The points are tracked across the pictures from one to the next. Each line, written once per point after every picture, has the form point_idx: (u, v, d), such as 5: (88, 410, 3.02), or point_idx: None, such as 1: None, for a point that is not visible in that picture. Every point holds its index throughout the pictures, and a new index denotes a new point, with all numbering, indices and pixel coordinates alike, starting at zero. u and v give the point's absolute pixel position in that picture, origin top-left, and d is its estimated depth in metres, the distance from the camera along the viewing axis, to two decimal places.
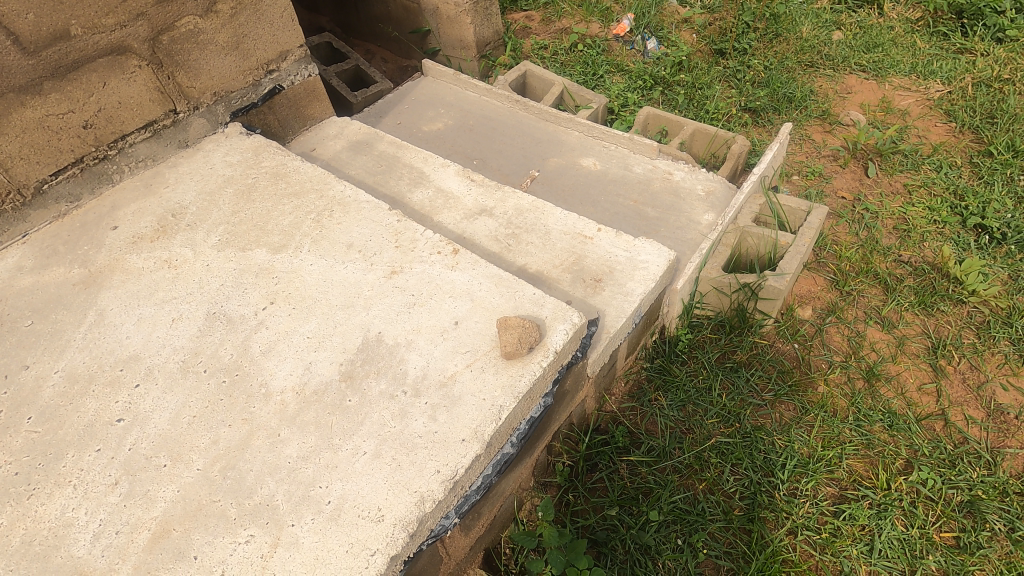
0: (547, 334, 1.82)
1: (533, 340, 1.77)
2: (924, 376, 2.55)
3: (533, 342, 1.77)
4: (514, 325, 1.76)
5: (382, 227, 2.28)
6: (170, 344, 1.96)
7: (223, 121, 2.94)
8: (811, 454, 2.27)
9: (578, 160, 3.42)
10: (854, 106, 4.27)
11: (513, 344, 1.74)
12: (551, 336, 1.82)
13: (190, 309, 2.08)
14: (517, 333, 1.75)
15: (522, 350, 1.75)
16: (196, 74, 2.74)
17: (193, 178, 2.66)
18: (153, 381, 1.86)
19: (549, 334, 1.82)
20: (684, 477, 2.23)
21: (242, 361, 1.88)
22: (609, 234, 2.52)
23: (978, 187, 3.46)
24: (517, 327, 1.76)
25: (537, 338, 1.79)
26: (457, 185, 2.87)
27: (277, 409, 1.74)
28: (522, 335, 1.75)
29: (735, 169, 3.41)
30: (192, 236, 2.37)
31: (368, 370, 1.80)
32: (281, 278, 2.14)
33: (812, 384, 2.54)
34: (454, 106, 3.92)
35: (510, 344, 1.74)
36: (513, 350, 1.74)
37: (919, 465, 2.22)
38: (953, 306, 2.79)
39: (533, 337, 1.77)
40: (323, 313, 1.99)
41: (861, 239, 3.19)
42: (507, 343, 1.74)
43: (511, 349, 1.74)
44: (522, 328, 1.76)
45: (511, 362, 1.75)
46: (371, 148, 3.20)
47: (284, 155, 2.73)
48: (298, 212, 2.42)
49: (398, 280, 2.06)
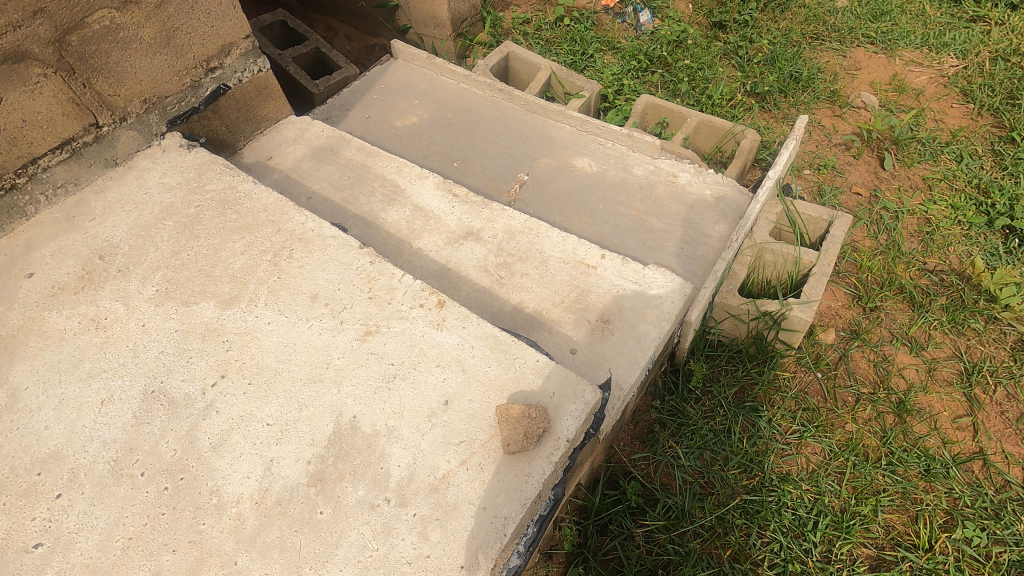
0: (556, 419, 1.52)
1: (540, 431, 1.48)
2: (958, 408, 2.33)
3: (540, 433, 1.48)
4: (517, 416, 1.47)
5: (352, 271, 1.92)
6: (99, 437, 1.62)
7: (159, 132, 2.50)
8: (843, 509, 2.05)
9: (571, 160, 3.04)
10: (864, 86, 3.90)
11: (517, 439, 1.45)
12: (560, 422, 1.52)
13: (122, 386, 1.73)
14: (522, 425, 1.46)
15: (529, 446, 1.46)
16: (119, 79, 2.29)
17: (124, 207, 2.24)
18: (79, 490, 1.53)
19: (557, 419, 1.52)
20: (705, 543, 2.00)
21: (187, 460, 1.56)
22: (614, 261, 2.20)
23: (1002, 180, 3.18)
24: (522, 417, 1.47)
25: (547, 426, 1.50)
26: (437, 200, 2.49)
27: (232, 527, 1.44)
28: (527, 429, 1.46)
29: (745, 167, 3.08)
30: (125, 285, 1.99)
31: (341, 471, 1.50)
32: (233, 342, 1.79)
33: (839, 421, 2.29)
34: (429, 96, 3.47)
35: (514, 441, 1.45)
36: (517, 447, 1.45)
37: (961, 518, 2.02)
38: (986, 324, 2.56)
39: (540, 429, 1.47)
40: (285, 392, 1.66)
41: (882, 244, 2.92)
42: (511, 440, 1.45)
43: (514, 445, 1.45)
44: (527, 418, 1.47)
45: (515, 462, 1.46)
46: (337, 156, 2.78)
47: (233, 176, 2.32)
48: (251, 251, 2.04)
49: (373, 344, 1.73)
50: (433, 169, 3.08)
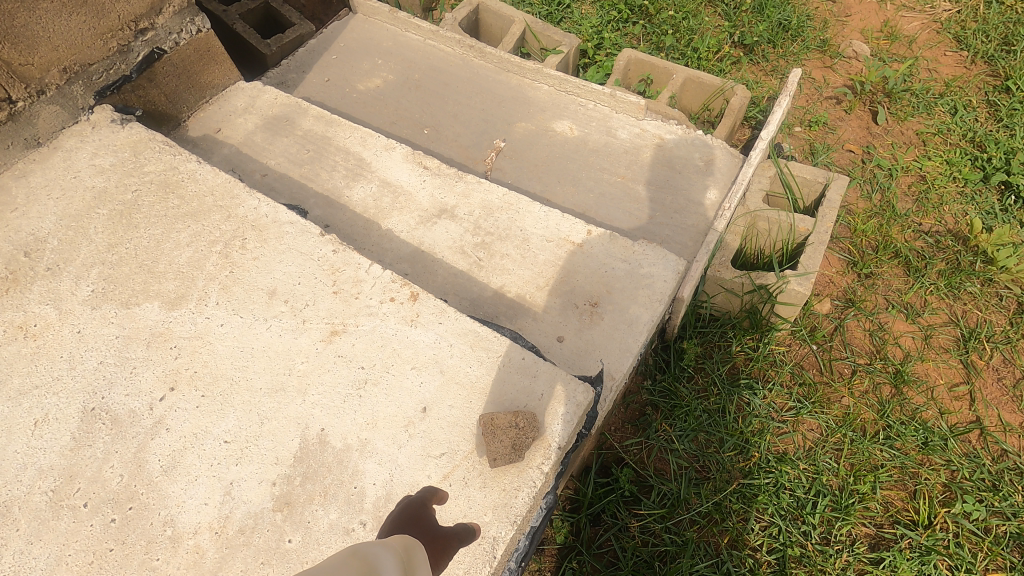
0: (545, 426, 1.39)
1: (528, 442, 1.34)
2: (954, 376, 2.27)
3: (530, 442, 1.35)
4: (502, 426, 1.33)
5: (313, 262, 1.72)
6: (34, 464, 1.44)
7: (87, 105, 2.21)
8: (841, 488, 1.99)
9: (550, 124, 2.82)
10: (855, 33, 3.68)
11: (502, 453, 1.32)
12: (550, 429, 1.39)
13: (58, 404, 1.54)
14: (509, 436, 1.33)
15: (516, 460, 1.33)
16: (31, 46, 1.99)
17: (50, 193, 1.98)
18: (13, 527, 1.36)
19: (545, 424, 1.39)
20: (702, 530, 1.93)
21: (136, 486, 1.39)
22: (602, 237, 2.02)
23: (997, 133, 3.05)
24: (508, 427, 1.33)
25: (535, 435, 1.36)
26: (405, 173, 2.25)
27: (190, 561, 1.30)
28: (513, 440, 1.32)
29: (735, 126, 2.90)
30: (55, 285, 1.75)
31: (310, 492, 1.35)
32: (182, 348, 1.60)
33: (835, 395, 2.22)
34: (394, 55, 3.18)
35: (499, 453, 1.32)
36: (503, 461, 1.32)
37: (960, 491, 1.97)
38: (982, 287, 2.48)
39: (528, 440, 1.34)
40: (244, 404, 1.49)
41: (876, 205, 2.80)
42: (495, 452, 1.32)
43: (500, 458, 1.32)
44: (514, 428, 1.33)
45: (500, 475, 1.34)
46: (294, 126, 2.51)
47: (173, 154, 2.07)
48: (197, 243, 1.82)
49: (340, 346, 1.56)
50: (401, 138, 2.84)
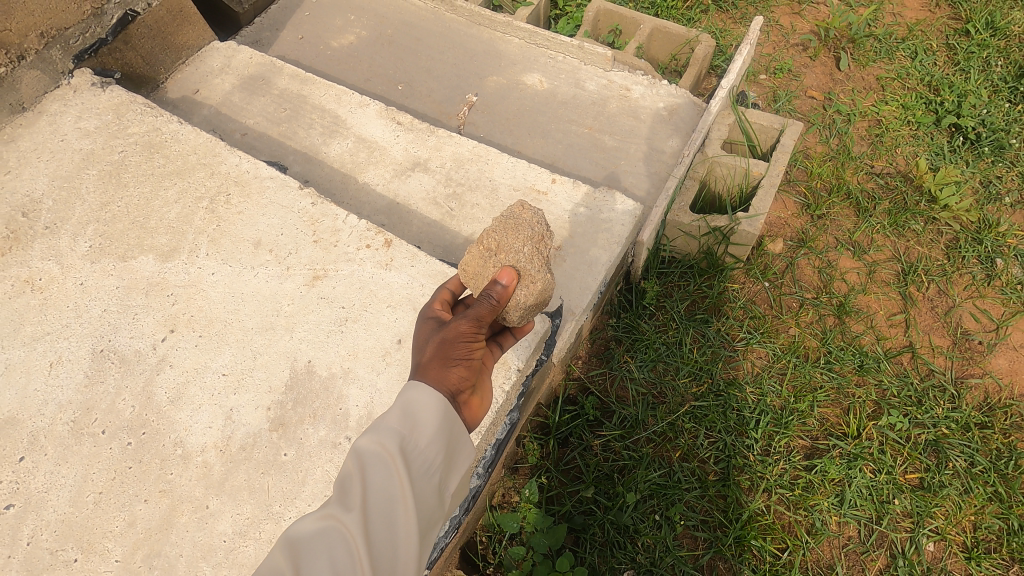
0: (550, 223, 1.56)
1: (519, 250, 1.47)
2: (893, 306, 2.47)
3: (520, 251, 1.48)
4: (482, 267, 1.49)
5: (294, 214, 1.87)
6: (54, 400, 1.61)
7: (67, 69, 2.24)
8: (783, 407, 2.22)
9: (521, 78, 2.90)
10: None
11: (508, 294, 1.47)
12: (538, 224, 1.51)
13: (70, 348, 1.70)
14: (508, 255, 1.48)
15: (529, 291, 1.46)
16: (7, 12, 2.04)
17: (40, 157, 2.05)
18: (41, 452, 1.55)
19: (528, 214, 1.50)
20: (658, 447, 2.16)
21: (147, 415, 1.58)
22: (565, 185, 2.16)
23: (953, 76, 3.16)
24: (485, 261, 1.48)
25: (524, 236, 1.47)
26: (379, 129, 2.36)
27: (200, 474, 1.49)
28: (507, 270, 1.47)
29: (699, 76, 2.99)
30: (55, 242, 1.87)
31: (301, 414, 1.55)
32: (178, 295, 1.76)
33: (783, 326, 2.42)
34: (367, 11, 3.20)
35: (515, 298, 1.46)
36: (531, 305, 1.48)
37: (888, 407, 2.21)
38: (925, 225, 2.65)
39: (515, 248, 1.46)
40: (237, 342, 1.66)
41: (833, 149, 2.93)
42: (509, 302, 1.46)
43: (525, 309, 1.48)
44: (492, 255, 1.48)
45: (523, 312, 1.48)
46: (270, 85, 2.57)
47: (155, 115, 2.16)
48: (185, 199, 1.95)
49: (323, 289, 1.72)
50: (376, 95, 2.92)
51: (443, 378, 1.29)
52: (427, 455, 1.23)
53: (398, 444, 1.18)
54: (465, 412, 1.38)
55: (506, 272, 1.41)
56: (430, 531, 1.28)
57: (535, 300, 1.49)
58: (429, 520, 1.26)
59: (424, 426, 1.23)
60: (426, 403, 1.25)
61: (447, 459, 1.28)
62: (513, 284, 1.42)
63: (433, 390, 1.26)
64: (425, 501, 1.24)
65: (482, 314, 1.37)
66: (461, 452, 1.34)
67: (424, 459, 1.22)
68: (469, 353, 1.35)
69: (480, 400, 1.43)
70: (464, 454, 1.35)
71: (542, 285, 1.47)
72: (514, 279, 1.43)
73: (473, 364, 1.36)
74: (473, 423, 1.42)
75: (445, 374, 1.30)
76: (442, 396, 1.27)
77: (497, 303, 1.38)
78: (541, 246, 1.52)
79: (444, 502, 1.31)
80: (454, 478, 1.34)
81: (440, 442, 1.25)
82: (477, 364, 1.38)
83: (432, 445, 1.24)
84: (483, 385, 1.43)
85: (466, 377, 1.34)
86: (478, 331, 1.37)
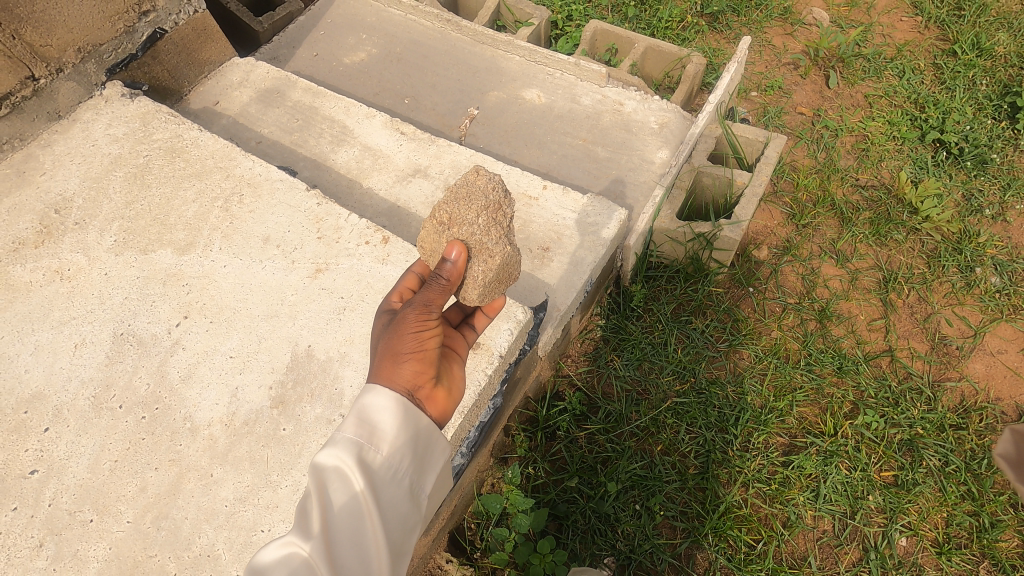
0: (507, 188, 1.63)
1: (472, 222, 1.56)
2: (873, 312, 2.56)
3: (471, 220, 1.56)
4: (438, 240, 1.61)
5: (301, 213, 2.02)
6: (77, 377, 1.77)
7: (99, 81, 2.42)
8: (763, 406, 2.31)
9: (520, 93, 3.06)
10: (818, 1, 3.80)
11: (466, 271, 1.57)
12: (492, 192, 1.59)
13: (93, 331, 1.85)
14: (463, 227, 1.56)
15: (486, 266, 1.55)
16: (49, 29, 2.18)
17: (73, 160, 2.23)
18: (64, 424, 1.70)
19: (482, 179, 1.57)
20: (640, 441, 2.26)
21: (160, 391, 1.73)
22: (555, 192, 2.30)
23: (939, 94, 3.27)
24: (439, 235, 1.60)
25: (477, 206, 1.56)
26: (384, 139, 2.52)
27: (206, 445, 1.65)
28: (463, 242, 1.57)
29: (690, 92, 3.13)
30: (83, 237, 2.04)
31: (300, 393, 1.69)
32: (192, 285, 1.91)
33: (766, 330, 2.52)
34: (378, 30, 3.40)
35: (472, 274, 1.56)
36: (490, 279, 1.57)
37: (865, 407, 2.29)
38: (907, 235, 2.75)
39: (468, 219, 1.56)
40: (244, 328, 1.81)
41: (820, 163, 3.04)
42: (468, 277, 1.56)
43: (484, 285, 1.57)
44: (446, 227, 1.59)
45: (482, 286, 1.57)
46: (284, 97, 2.76)
47: (178, 124, 2.34)
48: (202, 199, 2.11)
49: (324, 281, 1.87)
50: (383, 108, 3.10)
51: (396, 375, 1.34)
52: (389, 461, 1.29)
53: (353, 459, 1.25)
54: (432, 408, 1.42)
55: (453, 247, 1.49)
56: (407, 533, 1.35)
57: (496, 273, 1.58)
58: (404, 523, 1.33)
59: (381, 432, 1.29)
60: (381, 407, 1.31)
61: (414, 460, 1.34)
62: (462, 258, 1.50)
63: (387, 391, 1.32)
64: (395, 507, 1.30)
65: (430, 299, 1.42)
66: (431, 448, 1.40)
67: (385, 467, 1.28)
68: (421, 345, 1.38)
69: (448, 392, 1.47)
70: (434, 450, 1.41)
71: (501, 257, 1.56)
72: (462, 253, 1.51)
73: (428, 357, 1.39)
74: (441, 418, 1.46)
75: (397, 371, 1.35)
76: (396, 393, 1.32)
77: (445, 284, 1.46)
78: (497, 215, 1.61)
79: (419, 500, 1.38)
80: (427, 475, 1.40)
81: (401, 446, 1.31)
82: (434, 355, 1.41)
83: (394, 450, 1.30)
84: (445, 378, 1.47)
85: (421, 371, 1.38)
86: (430, 318, 1.41)
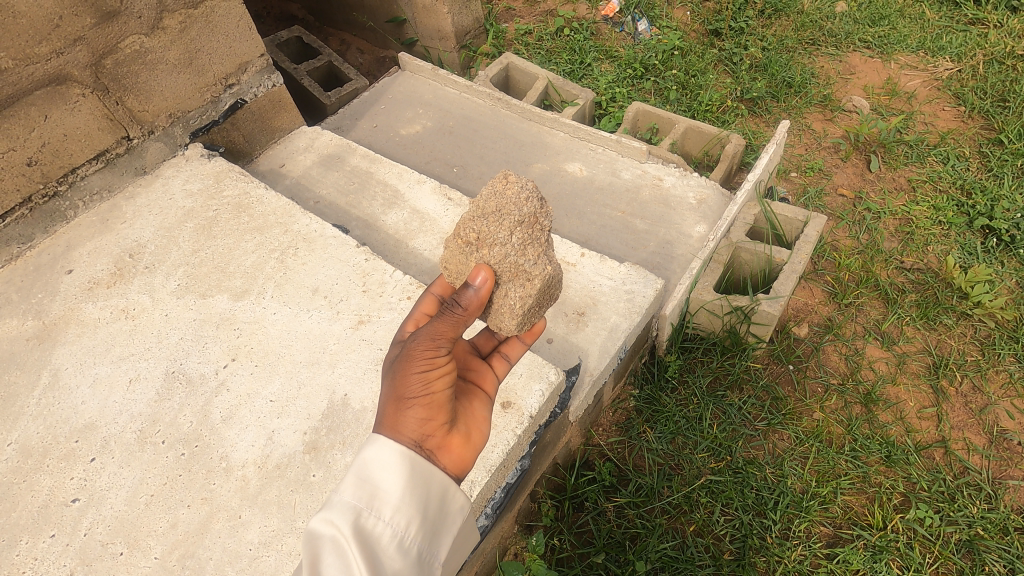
0: (542, 196, 1.64)
1: (505, 240, 1.60)
2: (923, 399, 2.46)
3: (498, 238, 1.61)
4: (468, 260, 1.68)
5: (349, 268, 2.14)
6: (128, 411, 1.86)
7: (183, 143, 2.67)
8: (804, 490, 2.20)
9: (563, 165, 3.20)
10: (857, 89, 3.88)
11: (501, 295, 1.64)
12: (526, 205, 1.61)
13: (147, 367, 1.96)
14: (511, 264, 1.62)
15: (524, 291, 1.63)
16: (148, 96, 2.46)
17: (152, 211, 2.44)
18: (110, 455, 1.77)
19: (512, 190, 1.60)
20: (672, 519, 2.18)
21: (201, 430, 1.80)
22: (592, 259, 2.34)
23: (986, 181, 3.25)
24: (469, 255, 1.67)
25: (510, 223, 1.60)
26: (432, 204, 2.67)
27: (239, 486, 1.69)
28: (496, 264, 1.62)
29: (729, 171, 3.22)
30: (151, 280, 2.20)
31: (333, 440, 1.74)
32: (243, 329, 2.02)
33: (807, 411, 2.42)
34: (433, 105, 3.67)
35: (510, 300, 1.63)
36: (527, 304, 1.63)
37: (917, 501, 2.16)
38: (957, 320, 2.66)
39: (500, 237, 1.60)
40: (287, 373, 1.89)
41: (861, 244, 3.02)
42: (507, 301, 1.63)
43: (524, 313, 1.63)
44: (477, 245, 1.64)
45: (520, 313, 1.64)
46: (344, 162, 2.96)
47: (247, 181, 2.53)
48: (260, 250, 2.26)
49: (365, 332, 1.95)
50: (433, 175, 3.30)
51: (402, 423, 1.35)
52: (390, 526, 1.26)
53: (350, 526, 1.22)
54: (446, 458, 1.42)
55: (478, 272, 1.54)
56: None
57: (536, 296, 1.65)
58: None
59: (381, 494, 1.28)
60: (383, 463, 1.31)
61: (420, 524, 1.31)
62: (485, 284, 1.54)
63: (391, 445, 1.33)
64: None
65: (440, 333, 1.41)
66: (439, 515, 1.37)
67: (385, 532, 1.25)
68: (427, 390, 1.38)
69: (464, 438, 1.47)
70: (442, 518, 1.37)
71: (539, 279, 1.63)
72: (488, 279, 1.55)
73: (435, 402, 1.39)
74: (459, 470, 1.45)
75: (402, 419, 1.35)
76: (400, 447, 1.33)
77: (459, 316, 1.45)
78: (533, 229, 1.64)
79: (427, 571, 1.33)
80: (435, 542, 1.36)
81: (403, 513, 1.28)
82: (442, 399, 1.40)
83: (396, 517, 1.27)
84: (461, 425, 1.48)
85: (428, 418, 1.38)
86: (438, 354, 1.39)
